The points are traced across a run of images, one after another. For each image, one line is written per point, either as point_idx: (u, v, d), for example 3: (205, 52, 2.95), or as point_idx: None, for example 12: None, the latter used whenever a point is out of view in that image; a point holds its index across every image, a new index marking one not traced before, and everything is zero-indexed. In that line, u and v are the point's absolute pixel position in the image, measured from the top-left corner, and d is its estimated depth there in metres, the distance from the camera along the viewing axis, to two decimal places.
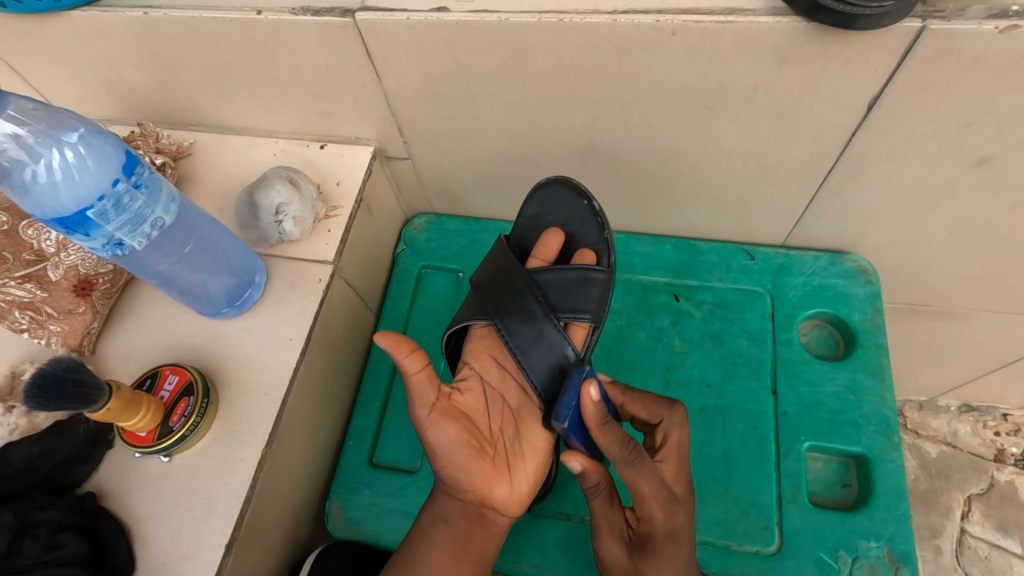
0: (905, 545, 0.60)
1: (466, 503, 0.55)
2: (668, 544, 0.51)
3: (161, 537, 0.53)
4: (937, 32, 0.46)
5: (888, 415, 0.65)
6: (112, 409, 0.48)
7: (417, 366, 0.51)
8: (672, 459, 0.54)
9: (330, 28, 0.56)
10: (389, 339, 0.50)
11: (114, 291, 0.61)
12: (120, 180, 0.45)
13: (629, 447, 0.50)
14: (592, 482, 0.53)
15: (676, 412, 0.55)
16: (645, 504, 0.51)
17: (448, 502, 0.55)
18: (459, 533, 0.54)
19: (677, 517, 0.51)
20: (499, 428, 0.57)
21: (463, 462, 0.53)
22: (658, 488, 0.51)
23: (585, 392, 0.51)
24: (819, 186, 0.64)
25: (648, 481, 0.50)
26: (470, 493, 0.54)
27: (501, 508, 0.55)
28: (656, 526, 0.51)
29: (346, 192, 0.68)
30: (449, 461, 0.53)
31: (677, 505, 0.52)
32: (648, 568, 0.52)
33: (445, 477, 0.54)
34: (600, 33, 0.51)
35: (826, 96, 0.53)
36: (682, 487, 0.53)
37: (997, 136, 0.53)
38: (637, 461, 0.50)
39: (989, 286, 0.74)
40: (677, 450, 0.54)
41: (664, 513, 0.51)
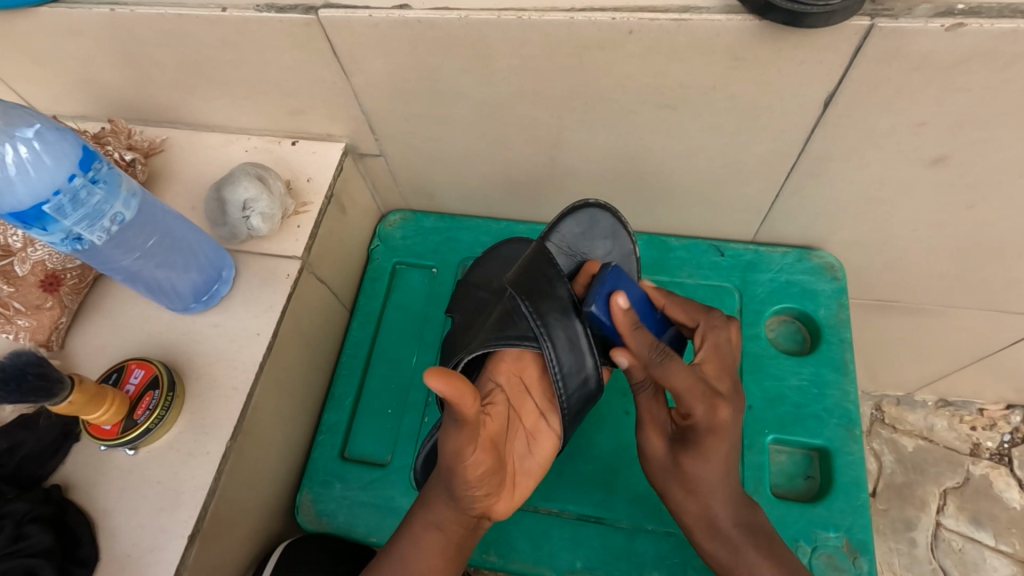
0: (863, 536, 0.61)
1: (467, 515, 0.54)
2: (719, 431, 0.53)
3: (125, 529, 0.53)
4: (886, 30, 0.46)
5: (850, 408, 0.66)
6: (75, 402, 0.49)
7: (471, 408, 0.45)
8: (711, 360, 0.57)
9: (294, 25, 0.56)
10: (442, 380, 0.41)
11: (83, 287, 0.62)
12: (77, 175, 0.45)
13: (657, 350, 0.54)
14: (638, 378, 0.57)
15: (719, 334, 0.58)
16: (685, 398, 0.53)
17: (449, 522, 0.53)
18: (453, 540, 0.53)
19: (719, 409, 0.53)
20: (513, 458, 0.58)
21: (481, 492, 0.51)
22: (693, 382, 0.53)
23: (613, 300, 0.56)
24: (784, 183, 0.65)
25: (682, 376, 0.52)
26: (477, 509, 0.53)
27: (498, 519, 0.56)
28: (697, 418, 0.53)
29: (316, 189, 0.69)
30: (478, 488, 0.51)
31: (720, 400, 0.53)
32: (688, 460, 0.54)
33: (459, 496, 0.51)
34: (559, 31, 0.52)
35: (783, 95, 0.54)
36: (726, 386, 0.56)
37: (951, 135, 0.54)
38: (665, 359, 0.53)
39: (955, 281, 0.75)
40: (712, 348, 0.57)
41: (704, 405, 0.53)
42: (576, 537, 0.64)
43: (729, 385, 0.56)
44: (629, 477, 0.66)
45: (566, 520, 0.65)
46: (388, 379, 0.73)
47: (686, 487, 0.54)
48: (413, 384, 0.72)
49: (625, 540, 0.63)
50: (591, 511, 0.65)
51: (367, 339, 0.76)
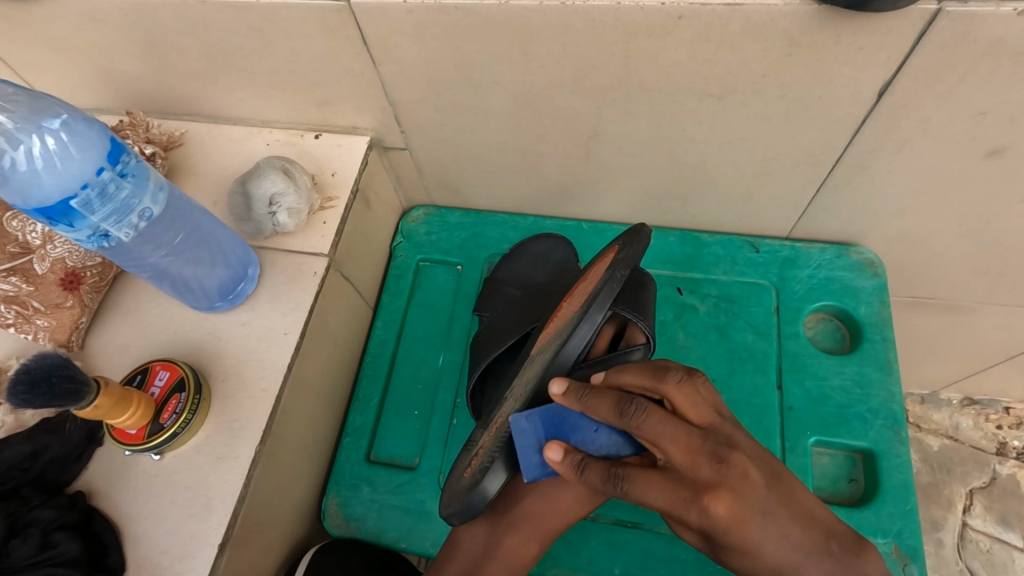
0: (912, 541, 0.59)
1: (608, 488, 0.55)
2: (732, 527, 0.41)
3: (153, 537, 0.51)
4: (954, 14, 0.44)
5: (896, 410, 0.64)
6: (100, 406, 0.47)
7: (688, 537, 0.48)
8: (670, 446, 0.42)
9: (325, 12, 0.54)
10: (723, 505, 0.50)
11: (103, 285, 0.60)
12: (106, 168, 0.43)
13: (610, 482, 0.45)
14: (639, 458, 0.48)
15: (647, 427, 0.43)
16: (674, 514, 0.43)
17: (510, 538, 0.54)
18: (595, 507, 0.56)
19: (714, 509, 0.41)
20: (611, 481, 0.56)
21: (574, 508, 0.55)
22: (676, 500, 0.42)
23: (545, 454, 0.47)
24: (828, 175, 0.63)
25: (655, 495, 0.43)
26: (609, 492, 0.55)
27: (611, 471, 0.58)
28: (697, 524, 0.42)
29: (342, 183, 0.66)
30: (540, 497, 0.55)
31: (709, 497, 0.41)
32: (725, 555, 0.44)
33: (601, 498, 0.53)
34: (605, 17, 0.49)
35: (837, 82, 0.52)
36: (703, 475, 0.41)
37: (1014, 125, 0.52)
38: (622, 486, 0.44)
39: (998, 278, 0.73)
40: (662, 438, 0.42)
41: (692, 511, 0.42)
42: (614, 542, 0.62)
43: (711, 466, 0.41)
44: None
45: (604, 524, 0.63)
46: (416, 379, 0.71)
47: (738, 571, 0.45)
48: (442, 384, 0.70)
49: (665, 546, 0.61)
50: (628, 516, 0.63)
51: (393, 338, 0.74)
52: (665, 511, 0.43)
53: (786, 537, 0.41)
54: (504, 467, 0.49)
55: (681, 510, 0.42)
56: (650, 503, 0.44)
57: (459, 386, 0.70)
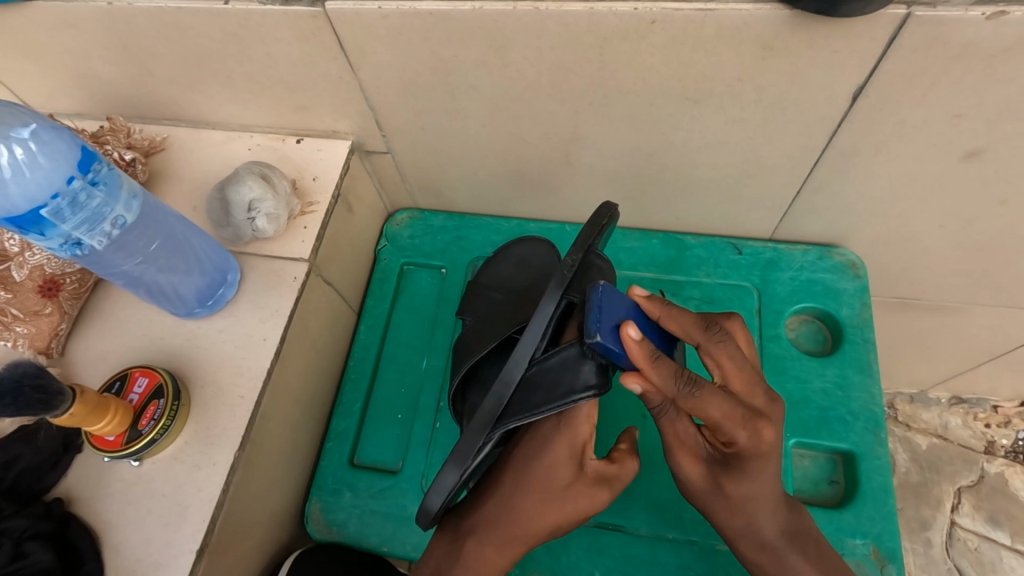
0: (891, 543, 0.60)
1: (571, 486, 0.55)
2: (767, 454, 0.51)
3: (131, 543, 0.51)
4: (923, 19, 0.44)
5: (876, 412, 0.65)
6: (76, 414, 0.47)
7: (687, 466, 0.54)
8: (737, 377, 0.51)
9: (301, 18, 0.54)
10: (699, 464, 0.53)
11: (83, 292, 0.60)
12: (76, 177, 0.43)
13: (682, 378, 0.48)
14: (655, 401, 0.51)
15: (722, 350, 0.51)
16: (724, 426, 0.50)
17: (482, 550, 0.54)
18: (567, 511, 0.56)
19: (762, 433, 0.50)
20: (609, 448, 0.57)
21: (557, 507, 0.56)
22: (731, 410, 0.49)
23: (625, 330, 0.47)
24: (807, 178, 0.63)
25: (715, 406, 0.48)
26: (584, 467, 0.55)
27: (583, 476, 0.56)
28: (742, 445, 0.51)
29: (323, 188, 0.67)
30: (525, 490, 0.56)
31: (764, 423, 0.50)
32: (730, 483, 0.52)
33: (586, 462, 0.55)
34: (578, 22, 0.49)
35: (811, 85, 0.52)
36: (761, 400, 0.52)
37: (989, 127, 0.52)
38: (696, 390, 0.47)
39: (980, 279, 0.73)
40: (732, 367, 0.51)
41: (746, 429, 0.50)
42: (595, 546, 0.62)
43: (763, 394, 0.52)
44: (648, 484, 0.64)
45: (585, 528, 0.63)
46: (399, 383, 0.71)
47: (731, 506, 0.53)
48: (425, 389, 0.70)
49: (646, 549, 0.62)
50: (609, 519, 0.63)
51: (376, 342, 0.74)
52: (723, 420, 0.49)
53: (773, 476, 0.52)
54: (455, 466, 0.49)
55: (734, 421, 0.49)
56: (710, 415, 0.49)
57: (442, 389, 0.70)
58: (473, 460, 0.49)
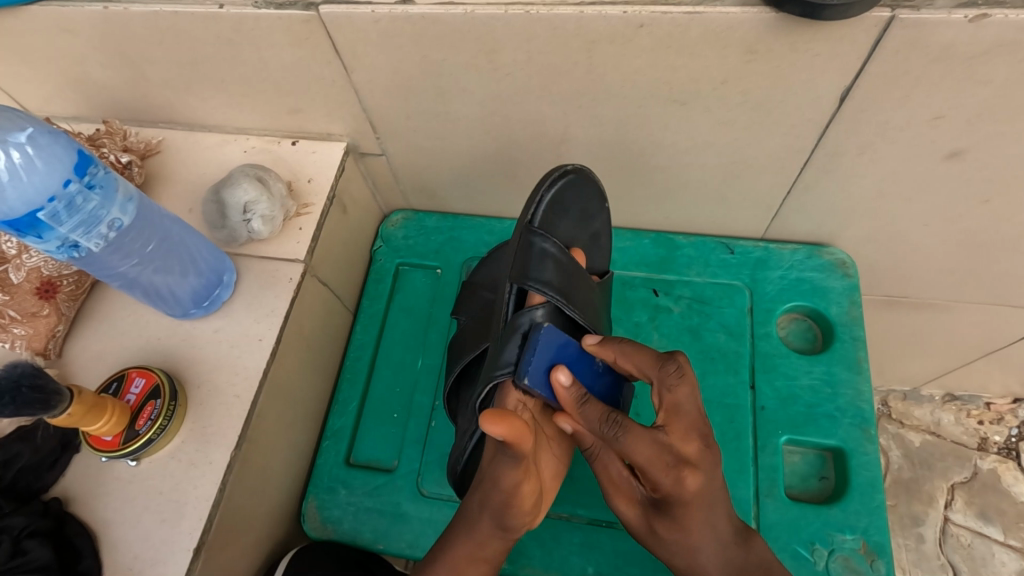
0: (879, 537, 0.60)
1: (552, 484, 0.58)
2: (691, 500, 0.49)
3: (128, 542, 0.52)
4: (905, 21, 0.45)
5: (864, 408, 0.66)
6: (73, 413, 0.48)
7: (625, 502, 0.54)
8: (678, 422, 0.50)
9: (294, 22, 0.55)
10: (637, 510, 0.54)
11: (80, 293, 0.61)
12: (72, 181, 0.44)
13: (607, 421, 0.50)
14: (588, 442, 0.54)
15: (675, 392, 0.50)
16: (648, 471, 0.49)
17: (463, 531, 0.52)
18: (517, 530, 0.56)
19: (687, 480, 0.48)
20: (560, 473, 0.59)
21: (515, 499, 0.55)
22: (658, 455, 0.48)
23: (556, 377, 0.51)
24: (796, 178, 0.64)
25: (642, 450, 0.48)
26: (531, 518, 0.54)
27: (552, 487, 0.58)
28: (667, 490, 0.49)
29: (317, 189, 0.67)
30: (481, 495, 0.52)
31: (688, 470, 0.49)
32: (662, 527, 0.51)
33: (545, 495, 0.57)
34: (567, 25, 0.50)
35: (797, 86, 0.52)
36: (694, 448, 0.49)
37: (972, 127, 0.53)
38: (619, 433, 0.49)
39: (968, 277, 0.74)
40: (676, 412, 0.50)
41: (668, 475, 0.48)
42: (587, 542, 0.63)
43: (699, 442, 0.50)
44: None
45: (577, 524, 0.64)
46: (394, 383, 0.72)
47: (664, 547, 0.52)
48: (419, 388, 0.71)
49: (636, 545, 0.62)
50: (600, 515, 0.64)
51: (371, 342, 0.74)
52: (647, 464, 0.48)
53: (713, 524, 0.50)
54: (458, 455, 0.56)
55: (658, 466, 0.48)
56: (633, 457, 0.49)
57: (436, 389, 0.71)
58: (468, 442, 0.55)
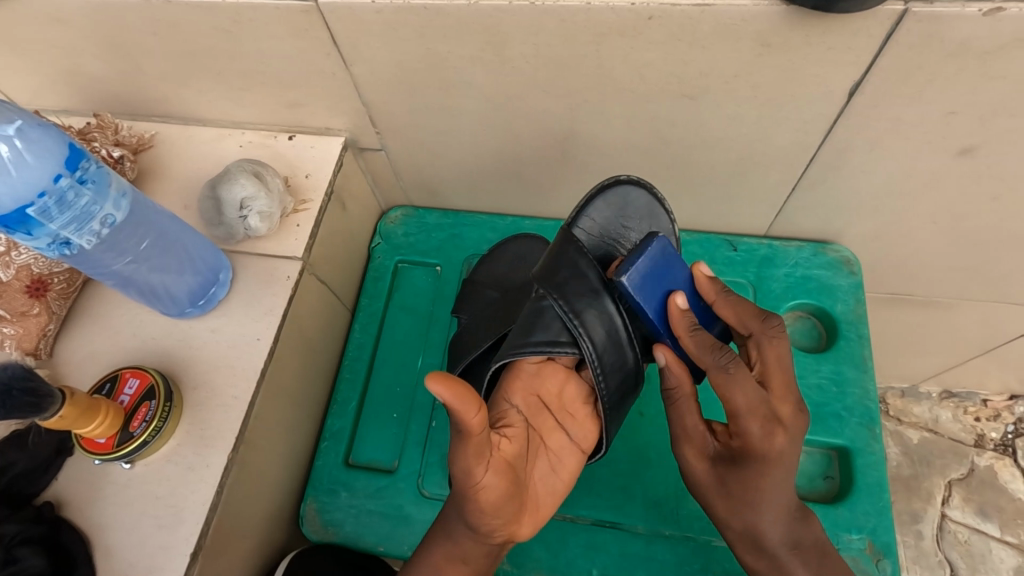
0: (886, 537, 0.60)
1: (560, 476, 0.54)
2: (771, 460, 0.49)
3: (124, 547, 0.51)
4: (920, 15, 0.44)
5: (871, 407, 0.65)
6: (65, 416, 0.46)
7: (695, 460, 0.53)
8: (779, 377, 0.51)
9: (293, 13, 0.53)
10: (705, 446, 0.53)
11: (71, 292, 0.59)
12: (64, 175, 0.43)
13: (720, 350, 0.51)
14: (672, 383, 0.52)
15: (767, 346, 0.52)
16: (740, 419, 0.50)
17: (469, 546, 0.50)
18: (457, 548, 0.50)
19: (775, 438, 0.49)
20: (536, 480, 0.52)
21: (506, 517, 0.48)
22: (754, 404, 0.50)
23: (675, 300, 0.54)
24: (803, 175, 0.63)
25: (744, 394, 0.49)
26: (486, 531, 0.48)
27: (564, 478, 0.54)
28: (754, 441, 0.50)
29: (316, 185, 0.66)
30: (499, 516, 0.47)
31: (777, 428, 0.50)
32: (735, 482, 0.51)
33: (552, 490, 0.53)
34: (575, 17, 0.49)
35: (809, 81, 0.52)
36: (789, 408, 0.51)
37: (984, 123, 0.52)
38: (730, 365, 0.50)
39: (970, 274, 0.73)
40: (775, 368, 0.52)
41: (762, 427, 0.49)
42: (592, 545, 0.62)
43: (794, 403, 0.51)
44: (647, 481, 0.64)
45: (582, 525, 0.63)
46: (393, 382, 0.70)
47: (731, 507, 0.51)
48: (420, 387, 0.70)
49: (643, 546, 0.62)
50: (606, 516, 0.63)
51: (370, 342, 0.73)
52: (742, 411, 0.50)
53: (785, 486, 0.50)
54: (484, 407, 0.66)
55: (755, 415, 0.49)
56: (732, 402, 0.50)
57: None
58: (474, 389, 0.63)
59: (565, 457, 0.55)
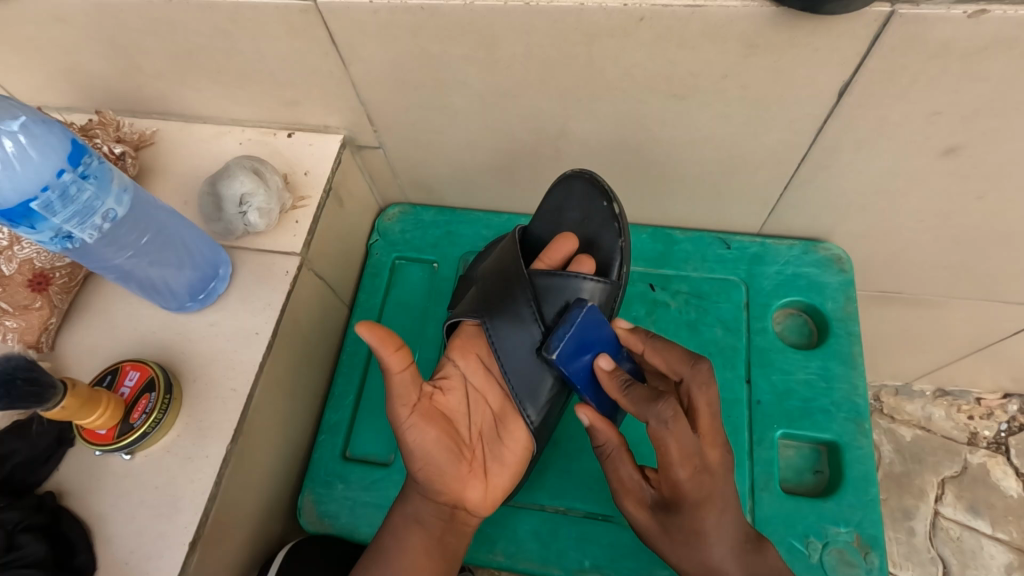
0: (873, 531, 0.61)
1: (505, 444, 0.57)
2: (703, 500, 0.50)
3: (124, 535, 0.52)
4: (905, 17, 0.45)
5: (859, 402, 0.66)
6: (67, 407, 0.47)
7: (632, 504, 0.55)
8: (707, 425, 0.51)
9: (290, 12, 0.54)
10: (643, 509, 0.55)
11: (73, 286, 0.60)
12: (67, 170, 0.44)
13: (656, 404, 0.48)
14: (603, 438, 0.55)
15: (697, 385, 0.51)
16: (673, 468, 0.49)
17: (420, 503, 0.53)
18: (410, 512, 0.53)
19: (705, 479, 0.50)
20: (479, 431, 0.56)
21: (442, 467, 0.52)
22: (688, 453, 0.49)
23: (601, 365, 0.54)
24: (793, 174, 0.64)
25: (680, 441, 0.48)
26: (425, 484, 0.52)
27: (510, 449, 0.57)
28: (684, 490, 0.50)
29: (314, 182, 0.67)
30: (430, 463, 0.52)
31: (708, 470, 0.51)
32: (676, 528, 0.52)
33: (496, 457, 0.56)
34: (567, 17, 0.50)
35: (797, 81, 0.52)
36: (716, 451, 0.51)
37: (968, 124, 0.53)
38: (668, 422, 0.47)
39: (960, 273, 0.74)
40: (706, 411, 0.51)
41: (692, 477, 0.50)
42: (584, 536, 0.63)
43: (721, 447, 0.51)
44: None
45: (575, 518, 0.64)
46: None
47: (680, 549, 0.52)
48: None
49: (634, 538, 0.63)
50: (598, 509, 0.64)
51: None
52: (675, 462, 0.49)
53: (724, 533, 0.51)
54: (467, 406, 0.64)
55: (691, 462, 0.49)
56: (667, 451, 0.48)
57: None
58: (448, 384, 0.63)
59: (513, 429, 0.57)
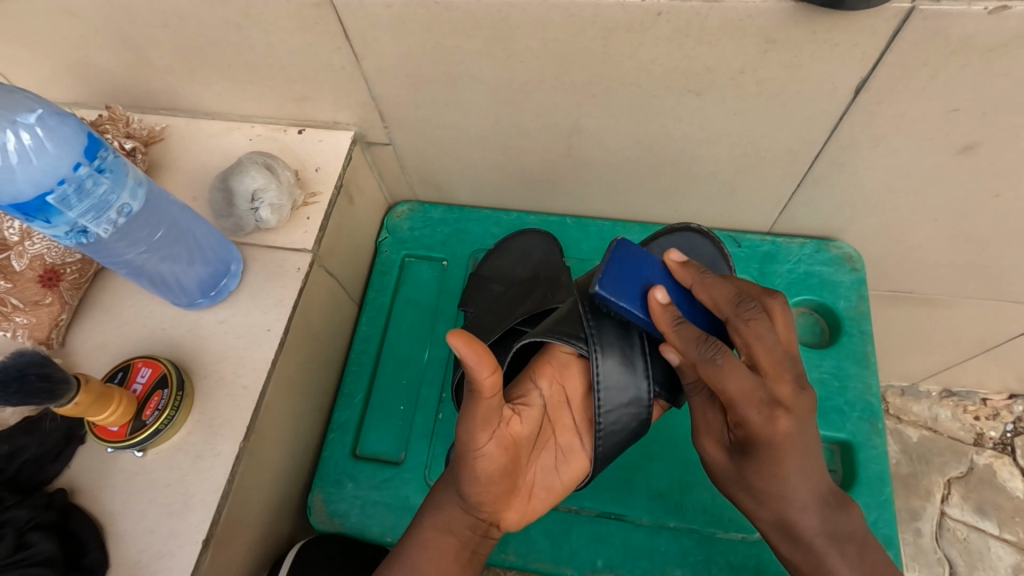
0: (887, 530, 0.61)
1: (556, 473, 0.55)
2: (783, 445, 0.46)
3: (135, 533, 0.51)
4: (926, 12, 0.45)
5: (873, 402, 0.66)
6: (80, 403, 0.47)
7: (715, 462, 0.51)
8: (769, 362, 0.47)
9: (304, 6, 0.54)
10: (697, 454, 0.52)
11: (83, 282, 0.60)
12: (83, 164, 0.43)
13: (705, 342, 0.48)
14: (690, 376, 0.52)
15: (754, 325, 0.49)
16: (738, 406, 0.46)
17: (460, 515, 0.50)
18: (459, 539, 0.50)
19: (779, 421, 0.46)
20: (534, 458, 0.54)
21: (497, 492, 0.50)
22: (754, 390, 0.46)
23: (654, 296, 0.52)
24: (807, 172, 0.64)
25: (738, 380, 0.46)
26: (484, 512, 0.50)
27: (565, 477, 0.55)
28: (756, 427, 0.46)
29: (325, 179, 0.66)
30: (490, 490, 0.49)
31: (782, 411, 0.46)
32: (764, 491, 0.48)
33: (547, 484, 0.55)
34: (584, 12, 0.49)
35: (814, 77, 0.52)
36: (788, 387, 0.47)
37: (985, 121, 0.53)
38: (719, 354, 0.47)
39: (971, 272, 0.74)
40: (764, 350, 0.48)
41: (763, 413, 0.46)
42: (597, 536, 0.63)
43: (792, 381, 0.47)
44: (651, 473, 0.65)
45: (587, 517, 0.64)
46: (400, 375, 0.71)
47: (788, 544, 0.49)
48: (426, 380, 0.70)
49: (647, 537, 0.62)
50: (610, 508, 0.64)
51: (377, 335, 0.74)
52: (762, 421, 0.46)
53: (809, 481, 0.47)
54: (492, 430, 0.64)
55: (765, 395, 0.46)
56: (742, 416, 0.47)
57: (443, 381, 0.70)
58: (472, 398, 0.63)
59: (568, 458, 0.56)
